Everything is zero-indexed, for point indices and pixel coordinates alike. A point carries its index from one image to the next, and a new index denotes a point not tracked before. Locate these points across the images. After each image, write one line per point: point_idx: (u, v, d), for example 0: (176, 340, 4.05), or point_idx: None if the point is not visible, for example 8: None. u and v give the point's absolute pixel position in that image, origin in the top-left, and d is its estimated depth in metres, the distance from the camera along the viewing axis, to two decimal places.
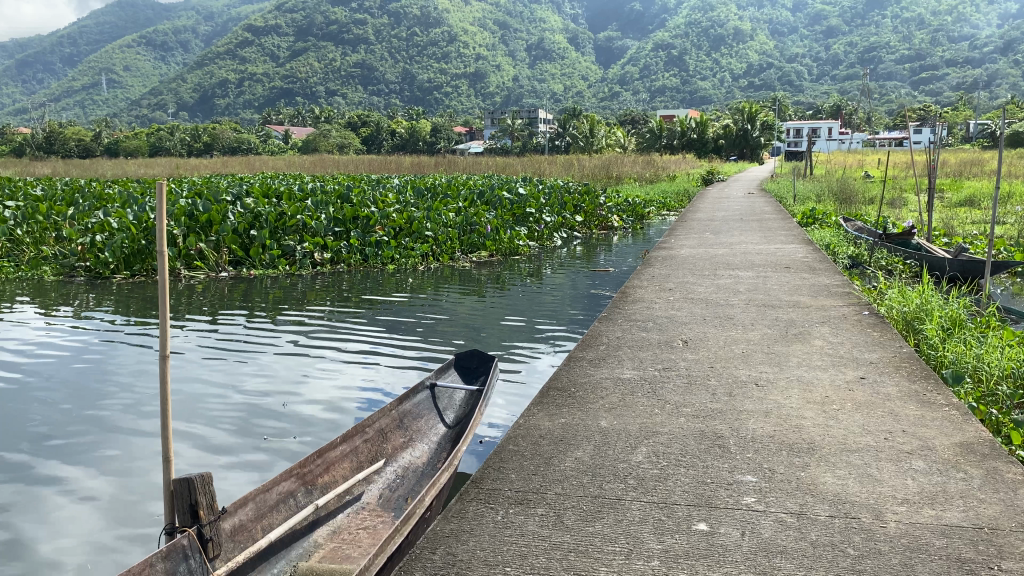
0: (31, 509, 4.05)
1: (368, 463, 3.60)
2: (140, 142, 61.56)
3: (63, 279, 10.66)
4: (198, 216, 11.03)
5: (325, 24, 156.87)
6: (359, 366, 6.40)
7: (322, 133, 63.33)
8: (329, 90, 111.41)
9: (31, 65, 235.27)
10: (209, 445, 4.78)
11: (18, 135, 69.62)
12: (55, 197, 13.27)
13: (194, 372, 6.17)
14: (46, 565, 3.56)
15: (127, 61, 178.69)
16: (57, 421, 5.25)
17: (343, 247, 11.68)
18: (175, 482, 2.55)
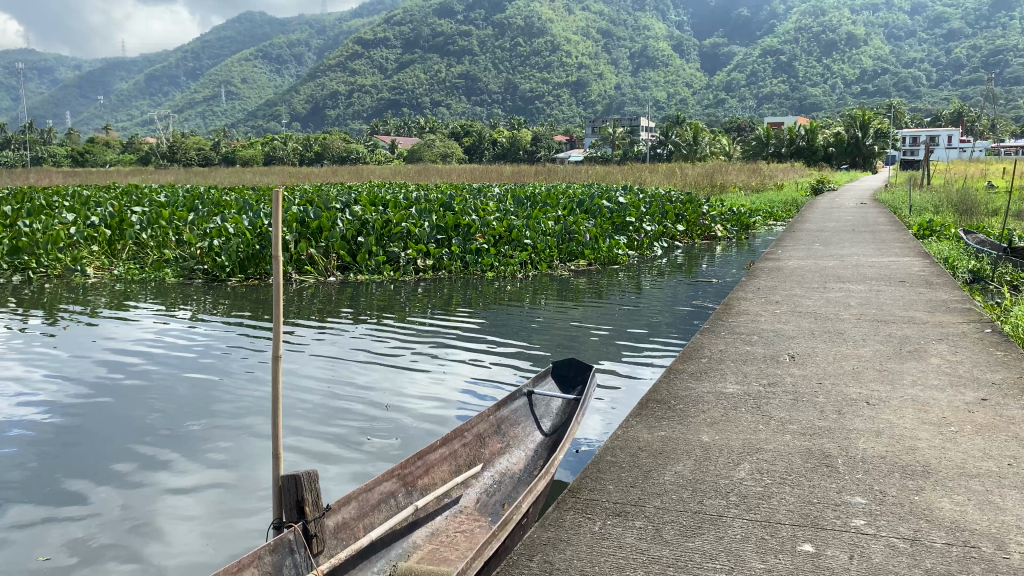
0: (147, 492, 4.31)
1: (466, 468, 3.62)
2: (255, 152, 65.03)
3: (183, 281, 11.28)
4: (308, 223, 11.43)
5: (432, 36, 160.81)
6: (457, 371, 6.46)
7: (427, 142, 64.90)
8: (434, 102, 114.20)
9: (159, 79, 252.00)
10: (317, 442, 4.92)
11: (146, 145, 74.65)
12: (178, 203, 14.03)
13: (303, 372, 6.40)
14: (159, 543, 3.77)
15: (246, 75, 188.39)
16: (178, 414, 5.50)
17: (445, 254, 11.86)
18: (283, 479, 2.67)
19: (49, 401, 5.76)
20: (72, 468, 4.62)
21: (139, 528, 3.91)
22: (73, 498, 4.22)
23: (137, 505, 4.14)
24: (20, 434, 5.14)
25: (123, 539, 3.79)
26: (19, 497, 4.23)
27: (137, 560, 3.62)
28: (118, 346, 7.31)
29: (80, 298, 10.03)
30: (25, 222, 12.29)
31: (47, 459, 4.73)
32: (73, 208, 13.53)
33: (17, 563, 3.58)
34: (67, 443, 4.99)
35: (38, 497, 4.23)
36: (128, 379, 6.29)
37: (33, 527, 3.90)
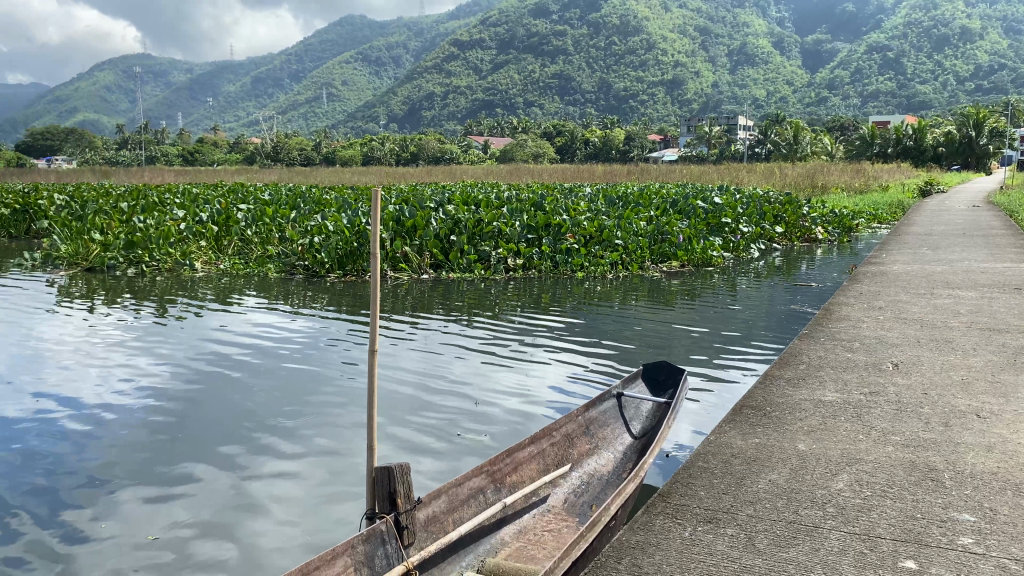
0: (244, 471, 4.46)
1: (555, 467, 3.62)
2: (354, 153, 66.81)
3: (284, 277, 11.69)
4: (404, 222, 11.68)
5: (527, 37, 161.48)
6: (546, 369, 6.46)
7: (520, 142, 65.25)
8: (528, 102, 114.65)
9: (264, 82, 261.98)
10: (408, 433, 5.00)
11: (250, 145, 77.71)
12: (281, 201, 14.53)
13: (395, 366, 6.53)
14: (254, 518, 3.89)
15: (346, 78, 193.75)
16: (276, 400, 5.69)
17: (535, 254, 11.90)
18: (377, 470, 2.74)
19: (155, 385, 6.03)
20: (175, 446, 4.82)
21: (238, 504, 4.03)
22: (177, 474, 4.40)
23: (237, 483, 4.28)
24: (127, 414, 5.38)
25: (222, 514, 3.92)
26: (126, 472, 4.43)
27: (236, 534, 3.74)
28: (223, 336, 7.62)
29: (189, 290, 10.52)
30: (140, 219, 13.01)
31: (152, 438, 4.94)
32: (183, 205, 14.21)
33: (124, 532, 3.75)
34: (170, 424, 5.20)
35: (146, 473, 4.43)
36: (228, 367, 6.53)
37: (137, 500, 4.08)
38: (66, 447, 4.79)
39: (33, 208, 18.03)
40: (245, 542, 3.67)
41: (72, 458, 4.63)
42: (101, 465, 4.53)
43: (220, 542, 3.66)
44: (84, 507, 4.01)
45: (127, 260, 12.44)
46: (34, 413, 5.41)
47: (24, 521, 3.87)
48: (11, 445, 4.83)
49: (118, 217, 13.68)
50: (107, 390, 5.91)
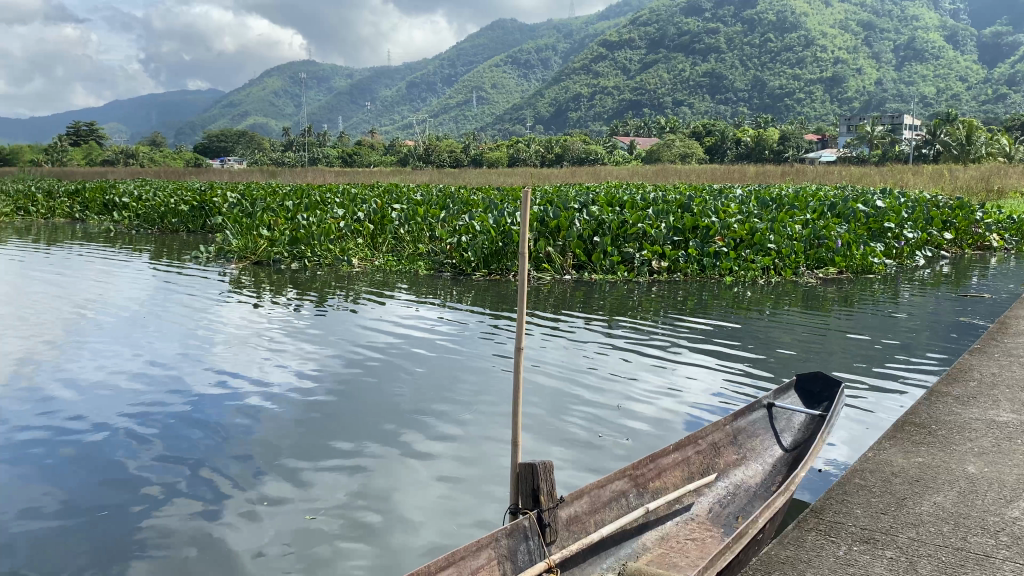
0: (392, 459, 4.64)
1: (700, 475, 3.54)
2: (501, 155, 68.08)
3: (433, 274, 12.09)
4: (548, 222, 11.79)
5: (677, 36, 158.82)
6: (690, 375, 6.34)
7: (667, 143, 64.35)
8: (676, 103, 112.81)
9: (417, 86, 271.11)
10: (550, 432, 5.04)
11: (403, 148, 80.75)
12: (432, 201, 14.97)
13: (539, 366, 6.58)
14: (401, 505, 4.04)
15: (495, 81, 197.50)
16: (423, 394, 5.87)
17: (681, 256, 11.71)
18: (521, 466, 2.80)
19: (308, 376, 6.31)
20: (330, 432, 5.08)
21: (380, 496, 4.14)
22: (327, 462, 4.58)
23: (382, 475, 4.40)
24: (281, 402, 5.65)
25: (367, 504, 4.04)
26: (279, 456, 4.66)
27: (380, 524, 3.84)
28: (375, 330, 7.96)
29: (344, 285, 11.06)
30: (302, 215, 13.77)
31: (303, 426, 5.18)
32: (341, 204, 14.91)
33: (276, 515, 3.93)
34: (320, 413, 5.43)
35: (297, 459, 4.63)
36: (375, 362, 6.74)
37: (287, 486, 4.26)
38: (226, 431, 5.09)
39: (209, 204, 19.37)
40: (389, 534, 3.75)
41: (232, 440, 4.94)
42: (256, 450, 4.77)
43: (364, 532, 3.77)
44: (241, 489, 4.23)
45: (291, 255, 13.28)
46: (200, 396, 5.78)
47: (188, 498, 4.13)
48: (179, 426, 5.18)
49: (283, 215, 14.55)
50: (264, 379, 6.23)
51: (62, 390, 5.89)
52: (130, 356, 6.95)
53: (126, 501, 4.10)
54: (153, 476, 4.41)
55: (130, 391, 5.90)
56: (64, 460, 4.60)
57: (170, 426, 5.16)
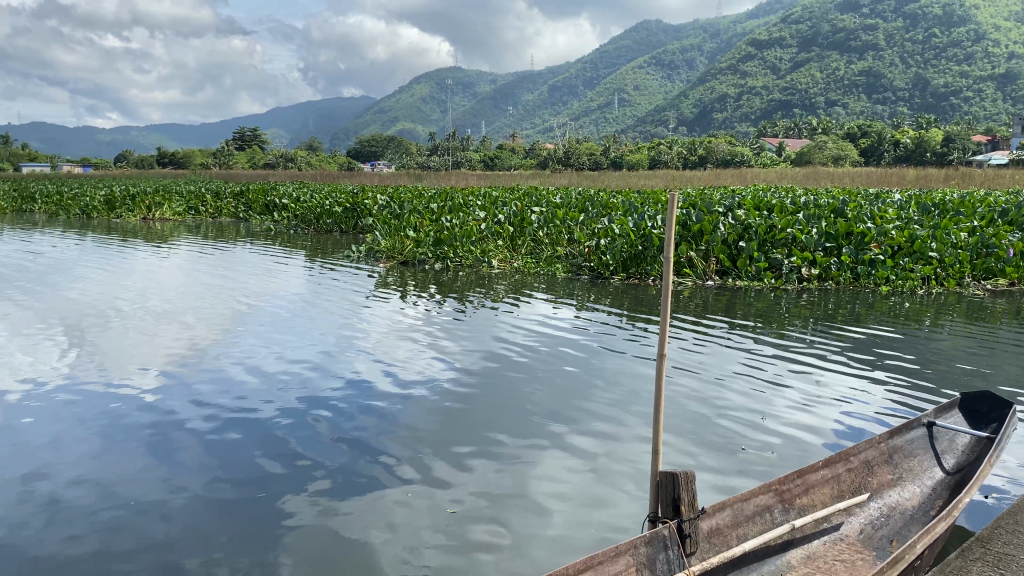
0: (527, 459, 4.69)
1: (851, 494, 3.37)
2: (643, 158, 67.43)
3: (571, 277, 12.17)
4: (690, 226, 11.60)
5: (832, 32, 151.94)
6: (839, 389, 6.05)
7: (818, 145, 61.69)
8: (828, 103, 107.91)
9: (559, 90, 272.56)
10: (688, 440, 4.94)
11: (545, 151, 81.41)
12: (572, 204, 15.00)
13: (676, 373, 6.49)
14: (536, 506, 4.07)
15: (638, 83, 195.76)
16: (558, 397, 5.90)
17: (833, 264, 11.20)
18: (662, 475, 2.79)
19: (445, 375, 6.50)
20: (466, 430, 5.20)
21: (515, 495, 4.20)
22: (464, 459, 4.69)
23: (518, 475, 4.47)
24: (420, 400, 5.85)
25: (502, 502, 4.11)
26: (418, 452, 4.82)
27: (516, 522, 3.90)
28: (512, 333, 8.09)
29: (484, 286, 11.30)
30: (447, 218, 14.21)
31: (441, 424, 5.34)
32: (484, 207, 15.28)
33: (414, 508, 4.07)
34: (456, 413, 5.56)
35: (434, 455, 4.78)
36: (511, 364, 6.86)
37: (425, 480, 4.41)
38: (368, 424, 5.31)
39: (360, 207, 20.28)
40: (524, 533, 3.81)
41: (373, 434, 5.15)
42: (395, 444, 4.96)
43: (500, 529, 3.83)
44: (382, 481, 4.40)
45: (434, 255, 13.74)
46: (343, 390, 6.08)
47: (329, 486, 4.33)
48: (324, 417, 5.47)
49: (429, 216, 15.07)
50: (403, 375, 6.47)
51: (220, 379, 6.32)
52: (282, 349, 7.40)
53: (275, 485, 4.35)
54: (298, 463, 4.65)
55: (280, 382, 6.27)
56: (222, 443, 4.96)
57: (315, 417, 5.44)
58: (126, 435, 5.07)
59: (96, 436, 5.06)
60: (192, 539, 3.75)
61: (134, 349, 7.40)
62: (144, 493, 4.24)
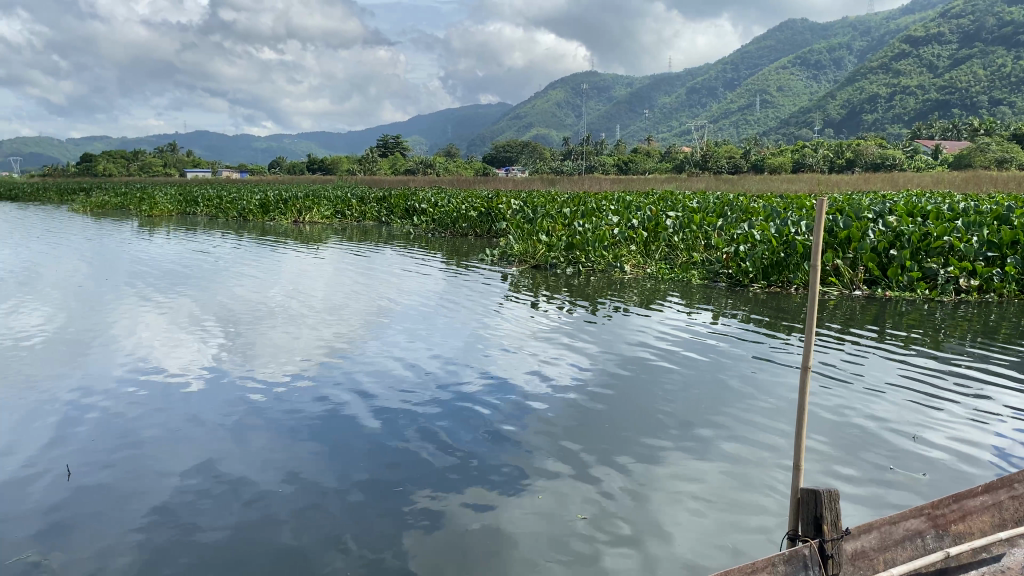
0: (659, 469, 4.63)
1: (1014, 524, 3.11)
2: (784, 162, 65.03)
3: (707, 284, 11.93)
4: (837, 233, 11.11)
5: (997, 25, 141.41)
6: (1001, 409, 5.62)
7: (980, 147, 57.53)
8: (993, 101, 100.48)
9: (696, 92, 267.16)
10: (830, 458, 4.73)
11: (681, 155, 79.88)
12: (708, 209, 14.68)
13: (817, 387, 6.23)
14: (667, 517, 4.02)
15: (780, 84, 189.06)
16: (690, 408, 5.80)
17: (996, 275, 10.44)
18: (803, 492, 2.76)
19: (573, 381, 6.50)
20: (597, 437, 5.19)
21: (642, 505, 4.15)
22: (591, 466, 4.68)
23: (649, 485, 4.41)
24: (551, 405, 5.88)
25: (633, 510, 4.09)
26: (546, 456, 4.84)
27: (643, 533, 3.84)
28: (645, 340, 8.01)
29: (618, 291, 11.24)
30: (580, 222, 14.23)
31: (571, 430, 5.35)
32: (617, 211, 15.19)
33: (543, 511, 4.10)
34: (587, 419, 5.57)
35: (560, 460, 4.79)
36: (644, 371, 6.79)
37: (552, 485, 4.42)
38: (495, 428, 5.39)
39: (495, 211, 20.62)
40: (652, 544, 3.75)
41: (504, 436, 5.23)
42: (526, 447, 5.02)
43: (631, 537, 3.80)
44: (513, 482, 4.46)
45: (568, 260, 13.78)
46: (473, 393, 6.19)
47: (462, 485, 4.43)
48: (453, 418, 5.58)
49: (562, 221, 15.15)
50: (533, 380, 6.53)
51: (360, 377, 6.59)
52: (416, 349, 7.63)
53: (411, 481, 4.49)
54: (433, 461, 4.78)
55: (412, 382, 6.46)
56: (357, 439, 5.16)
57: (449, 418, 5.58)
58: (270, 428, 5.37)
59: (244, 427, 5.38)
60: (327, 527, 3.91)
61: (280, 345, 7.81)
62: (284, 483, 4.46)
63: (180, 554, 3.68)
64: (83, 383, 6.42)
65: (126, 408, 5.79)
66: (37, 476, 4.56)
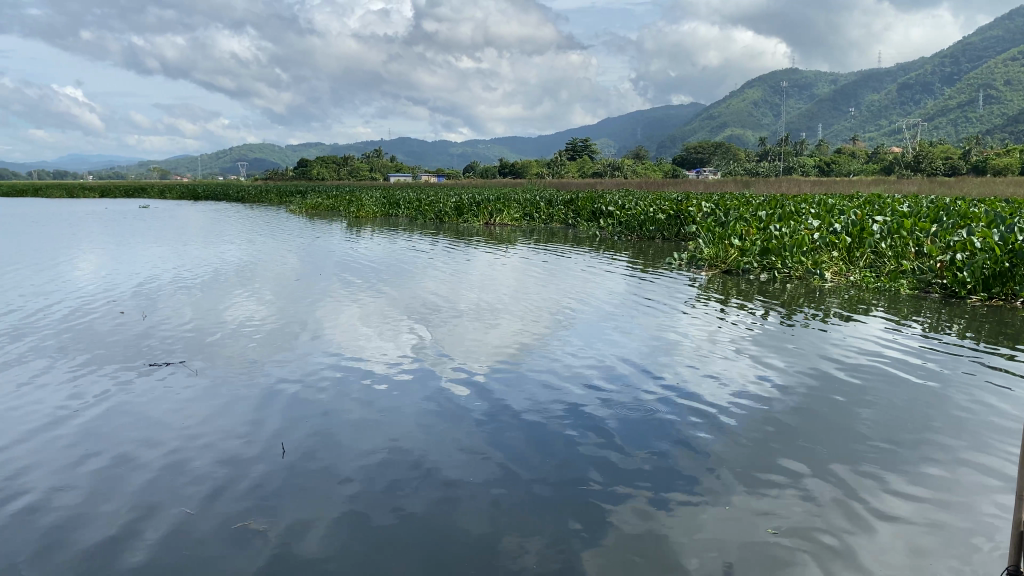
0: (849, 490, 4.43)
1: None
2: (1014, 162, 58.79)
3: (917, 295, 11.15)
4: None
5: None
6: None
7: None
8: None
9: (909, 87, 247.50)
10: None
11: (891, 156, 74.47)
12: (921, 214, 13.66)
13: None
14: (858, 540, 3.84)
15: (1009, 77, 171.42)
16: (889, 428, 5.47)
17: None
18: None
19: (763, 393, 6.31)
20: (785, 453, 5.01)
21: (834, 527, 3.99)
22: (780, 482, 4.54)
23: (838, 505, 4.23)
24: (735, 415, 5.75)
25: (821, 531, 3.94)
26: (730, 467, 4.76)
27: (837, 557, 3.69)
28: (842, 352, 7.62)
29: (816, 300, 10.75)
30: (776, 226, 13.75)
31: (757, 442, 5.21)
32: (818, 215, 14.52)
33: (724, 522, 4.04)
34: (774, 432, 5.40)
35: (744, 473, 4.68)
36: (837, 385, 6.50)
37: (736, 499, 4.32)
38: (675, 436, 5.32)
39: (685, 214, 20.31)
40: (843, 567, 3.60)
41: (684, 443, 5.19)
42: (705, 457, 4.95)
43: (818, 559, 3.67)
44: (692, 491, 4.43)
45: (762, 265, 13.34)
46: (656, 400, 6.15)
47: (640, 490, 4.45)
48: (631, 424, 5.58)
49: (756, 224, 14.69)
50: (716, 388, 6.41)
51: (541, 378, 6.75)
52: (597, 353, 7.67)
53: (589, 481, 4.57)
54: (612, 464, 4.83)
55: (592, 385, 6.53)
56: (539, 440, 5.27)
57: (627, 422, 5.61)
58: (453, 422, 5.60)
59: (432, 419, 5.68)
60: (506, 523, 4.04)
61: (467, 342, 8.15)
62: (467, 477, 4.65)
63: (376, 534, 3.94)
64: (288, 370, 7.03)
65: (326, 395, 6.29)
66: (247, 453, 5.01)
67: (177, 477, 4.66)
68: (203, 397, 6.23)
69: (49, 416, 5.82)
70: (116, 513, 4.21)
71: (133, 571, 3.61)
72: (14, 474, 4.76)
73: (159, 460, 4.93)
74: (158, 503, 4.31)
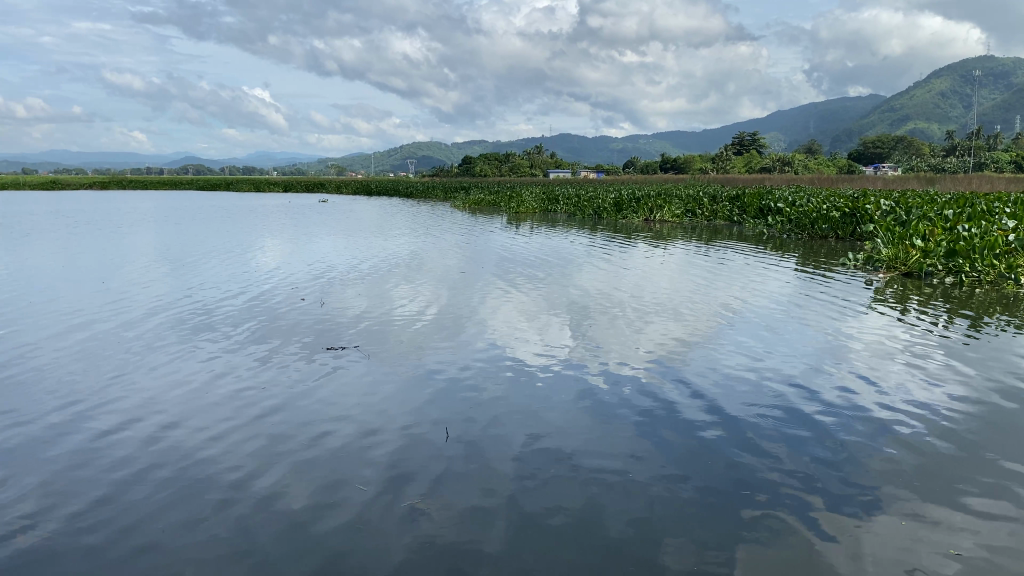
0: None
1: None
2: None
3: None
4: None
5: None
6: None
7: None
8: None
9: None
10: None
11: None
12: None
13: None
14: None
15: None
16: None
17: None
18: None
19: (939, 406, 5.99)
20: (964, 469, 4.80)
21: (1015, 555, 3.78)
22: (954, 502, 4.34)
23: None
24: (909, 426, 5.54)
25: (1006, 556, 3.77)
26: (905, 482, 4.61)
27: None
28: None
29: (1009, 306, 10.02)
30: (964, 225, 12.84)
31: (933, 455, 5.02)
32: (1015, 214, 13.42)
33: (900, 537, 3.95)
34: (952, 446, 5.16)
35: (921, 487, 4.53)
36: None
37: (909, 517, 4.16)
38: (842, 446, 5.20)
39: (860, 212, 19.33)
40: None
41: (852, 453, 5.07)
42: (876, 468, 4.82)
43: None
44: (864, 503, 4.34)
45: (947, 268, 12.55)
46: (819, 408, 5.98)
47: (807, 498, 4.41)
48: (796, 430, 5.50)
49: (942, 224, 13.77)
50: (889, 398, 6.18)
51: (703, 378, 6.75)
52: (762, 355, 7.55)
53: (752, 485, 4.58)
54: (776, 470, 4.80)
55: (756, 389, 6.46)
56: (693, 444, 5.24)
57: (791, 428, 5.54)
58: (614, 419, 5.72)
59: (593, 415, 5.83)
60: (673, 522, 4.12)
61: (629, 339, 8.24)
62: (630, 474, 4.76)
63: (538, 525, 4.11)
64: (457, 360, 7.39)
65: (491, 386, 6.57)
66: (423, 439, 5.35)
67: (352, 458, 5.03)
68: (373, 383, 6.66)
69: (239, 394, 6.41)
70: (307, 488, 4.61)
71: (333, 542, 3.95)
72: (218, 447, 5.28)
73: (344, 440, 5.34)
74: (350, 481, 4.68)
